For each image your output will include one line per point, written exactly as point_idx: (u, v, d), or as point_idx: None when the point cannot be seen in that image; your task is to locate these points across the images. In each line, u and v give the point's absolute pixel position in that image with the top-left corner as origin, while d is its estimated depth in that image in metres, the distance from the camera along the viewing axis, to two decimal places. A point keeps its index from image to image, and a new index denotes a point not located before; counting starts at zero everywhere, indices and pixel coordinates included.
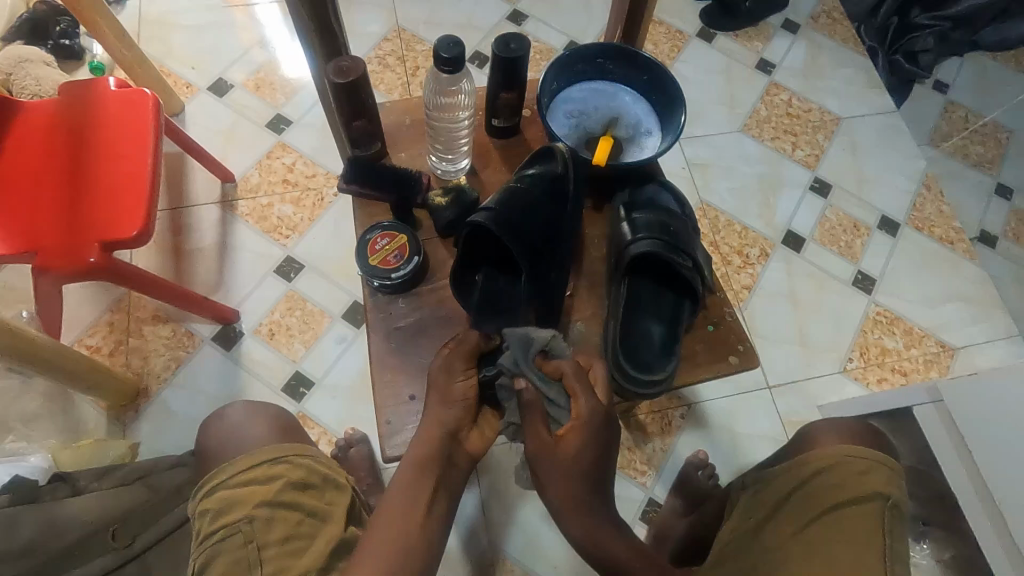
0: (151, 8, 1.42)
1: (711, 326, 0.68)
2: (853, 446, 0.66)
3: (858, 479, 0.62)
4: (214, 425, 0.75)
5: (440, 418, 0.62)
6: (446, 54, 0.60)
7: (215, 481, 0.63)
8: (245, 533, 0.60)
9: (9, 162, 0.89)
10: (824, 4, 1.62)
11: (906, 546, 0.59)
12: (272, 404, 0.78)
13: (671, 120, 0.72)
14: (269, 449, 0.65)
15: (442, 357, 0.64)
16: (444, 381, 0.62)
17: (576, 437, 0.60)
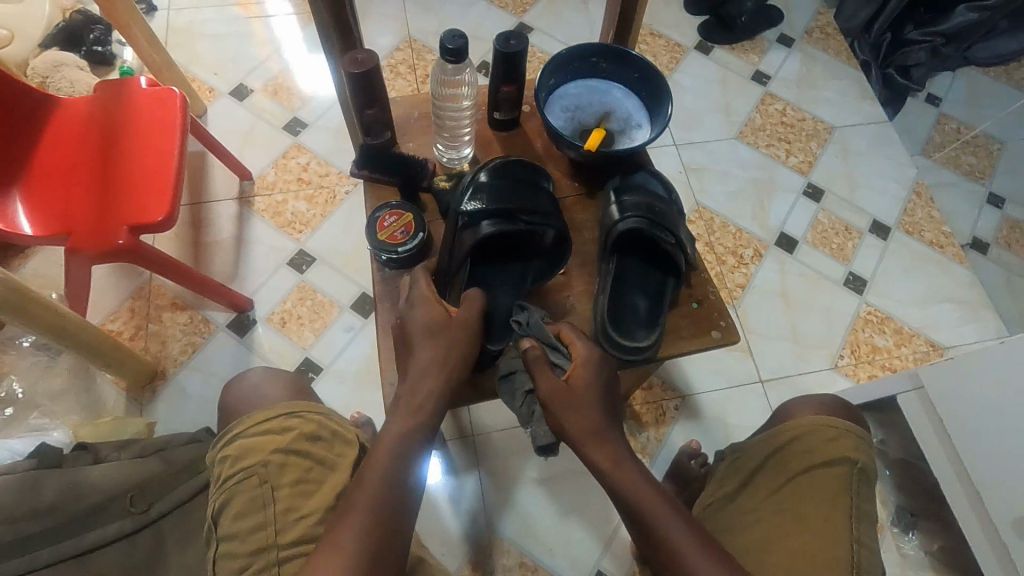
0: (178, 18, 1.51)
1: (695, 303, 0.73)
2: (823, 415, 0.72)
3: (827, 446, 0.68)
4: (236, 388, 0.81)
5: (432, 370, 0.66)
6: (451, 46, 0.66)
7: (235, 431, 0.71)
8: (261, 475, 0.67)
9: (48, 153, 0.96)
10: (818, 20, 1.68)
11: (867, 503, 0.67)
12: (289, 370, 0.84)
13: (659, 113, 0.78)
14: (282, 406, 0.73)
15: (428, 311, 0.68)
16: (437, 329, 0.67)
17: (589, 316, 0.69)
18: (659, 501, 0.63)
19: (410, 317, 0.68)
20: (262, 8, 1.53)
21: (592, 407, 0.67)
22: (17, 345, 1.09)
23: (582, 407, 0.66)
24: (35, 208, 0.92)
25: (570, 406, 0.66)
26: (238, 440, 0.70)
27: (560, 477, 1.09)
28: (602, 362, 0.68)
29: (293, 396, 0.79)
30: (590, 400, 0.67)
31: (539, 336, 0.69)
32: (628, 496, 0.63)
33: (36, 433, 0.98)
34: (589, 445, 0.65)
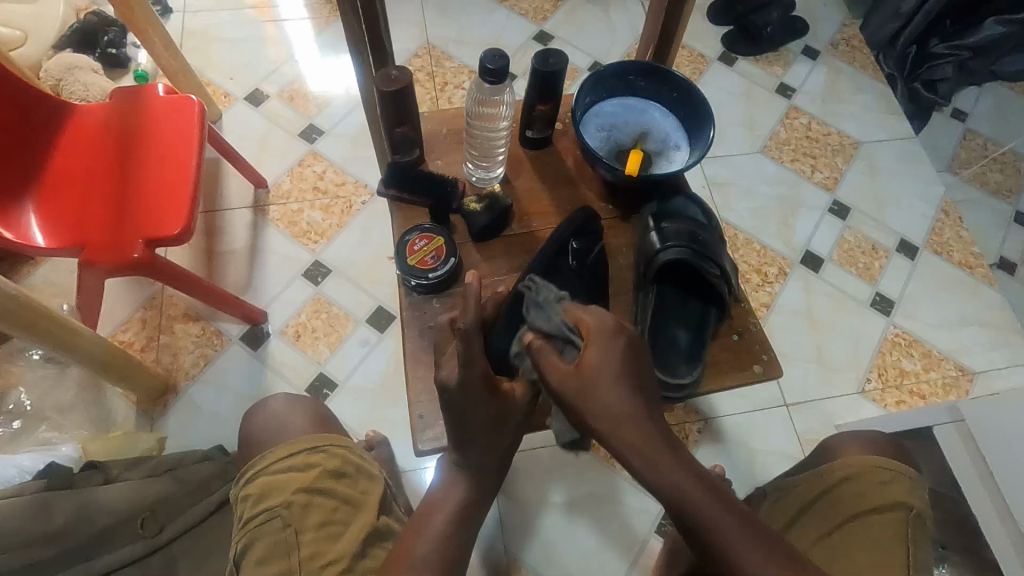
0: (193, 21, 1.48)
1: (736, 335, 0.71)
2: (871, 456, 0.71)
3: (881, 489, 0.67)
4: (255, 418, 0.80)
5: (496, 437, 0.61)
6: (492, 65, 0.63)
7: (258, 467, 0.69)
8: (284, 517, 0.66)
9: (62, 161, 0.94)
10: (844, 32, 1.65)
11: (923, 551, 0.64)
12: (309, 397, 0.83)
13: (699, 135, 0.75)
14: (304, 441, 0.71)
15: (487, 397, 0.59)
16: (497, 416, 0.60)
17: (593, 348, 0.58)
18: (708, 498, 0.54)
19: (467, 416, 0.58)
20: (278, 11, 1.50)
21: (611, 385, 0.57)
22: (26, 357, 1.06)
23: (598, 390, 0.57)
24: (49, 218, 0.89)
25: (583, 394, 0.57)
26: (259, 478, 0.69)
27: (580, 501, 1.06)
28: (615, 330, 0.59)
29: (317, 426, 0.79)
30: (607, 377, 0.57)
31: (540, 327, 0.62)
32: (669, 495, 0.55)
33: (45, 449, 0.95)
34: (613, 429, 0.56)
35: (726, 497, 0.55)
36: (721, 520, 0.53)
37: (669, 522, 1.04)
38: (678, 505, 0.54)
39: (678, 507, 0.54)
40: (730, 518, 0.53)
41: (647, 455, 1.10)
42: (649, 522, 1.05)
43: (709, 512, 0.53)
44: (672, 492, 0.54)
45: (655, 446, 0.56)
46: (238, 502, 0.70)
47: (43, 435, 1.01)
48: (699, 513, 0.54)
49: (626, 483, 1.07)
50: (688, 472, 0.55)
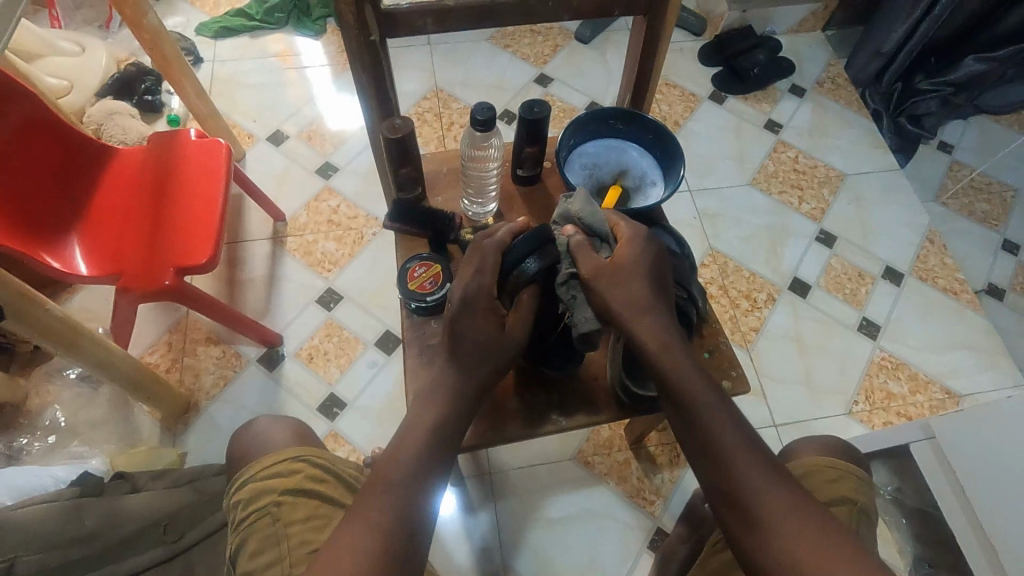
0: (221, 69, 1.62)
1: (707, 353, 0.78)
2: (823, 456, 0.76)
3: (829, 486, 0.72)
4: (243, 437, 0.82)
5: (475, 363, 0.65)
6: (480, 117, 0.72)
7: (245, 475, 0.73)
8: (273, 514, 0.70)
9: (104, 200, 1.04)
10: (830, 71, 1.74)
11: (866, 543, 0.70)
12: (292, 417, 0.84)
13: (673, 172, 0.83)
14: (288, 449, 0.75)
15: (481, 320, 0.64)
16: (493, 335, 0.65)
17: (627, 248, 0.67)
18: (719, 408, 0.60)
19: (460, 332, 0.64)
20: (299, 59, 1.63)
21: (640, 280, 0.65)
22: (62, 376, 1.15)
23: (629, 282, 0.65)
24: (91, 250, 0.99)
25: (614, 283, 0.65)
26: (248, 484, 0.73)
27: (575, 517, 1.11)
28: (647, 238, 0.69)
29: (299, 441, 0.80)
30: (637, 273, 0.65)
31: (585, 220, 0.69)
32: (679, 381, 0.61)
33: (77, 461, 1.03)
34: (632, 318, 0.63)
35: (745, 425, 0.60)
36: (723, 427, 0.59)
37: (662, 538, 1.09)
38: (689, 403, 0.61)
39: (679, 397, 0.61)
40: (732, 425, 0.59)
41: (639, 473, 1.15)
42: (642, 538, 1.09)
43: (720, 428, 0.59)
44: (693, 401, 0.61)
45: (674, 350, 0.63)
46: (230, 509, 0.74)
47: (75, 449, 1.09)
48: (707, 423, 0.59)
49: (620, 500, 1.12)
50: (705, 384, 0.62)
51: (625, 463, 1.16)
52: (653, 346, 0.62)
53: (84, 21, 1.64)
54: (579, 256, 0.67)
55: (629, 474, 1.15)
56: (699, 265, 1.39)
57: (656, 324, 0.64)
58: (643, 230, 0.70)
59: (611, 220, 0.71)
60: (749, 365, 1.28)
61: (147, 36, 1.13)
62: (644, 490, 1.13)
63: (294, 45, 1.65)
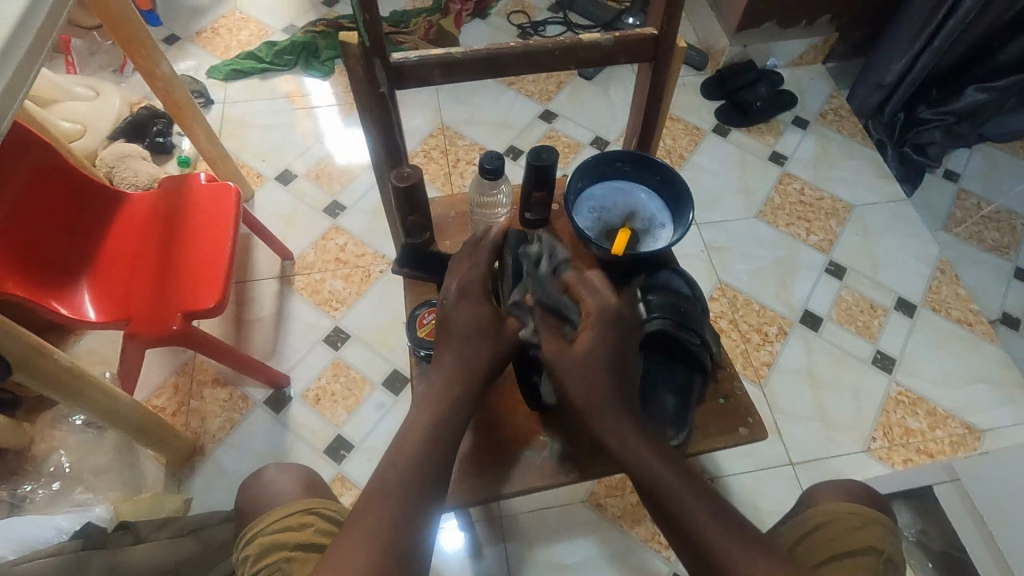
0: (232, 110, 1.64)
1: (722, 399, 0.76)
2: (845, 503, 0.74)
3: (852, 534, 0.70)
4: (250, 486, 0.79)
5: (468, 353, 0.66)
6: (490, 166, 0.73)
7: (256, 528, 0.70)
8: (283, 570, 0.66)
9: (113, 244, 1.05)
10: (832, 102, 1.75)
11: None
12: (303, 463, 0.82)
13: (682, 214, 0.82)
14: (300, 502, 0.72)
15: (472, 308, 0.68)
16: (487, 326, 0.67)
17: (587, 336, 0.65)
18: (685, 486, 0.58)
19: (450, 320, 0.67)
20: (308, 100, 1.66)
21: (597, 371, 0.64)
22: (68, 422, 1.14)
23: (588, 375, 0.63)
24: (100, 296, 0.99)
25: (571, 374, 0.64)
26: (258, 539, 0.70)
27: (587, 563, 1.08)
28: (612, 320, 0.66)
29: (308, 491, 0.77)
30: (597, 361, 0.64)
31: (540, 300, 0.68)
32: (643, 472, 0.60)
33: (81, 508, 1.01)
34: (592, 413, 0.63)
35: (716, 499, 0.58)
36: (701, 518, 0.56)
37: None
38: (654, 493, 0.59)
39: (646, 486, 0.60)
40: (702, 506, 0.57)
41: (654, 516, 1.12)
42: None
43: (690, 512, 0.57)
44: (659, 491, 0.59)
45: (629, 434, 0.61)
46: (240, 563, 0.71)
47: (79, 496, 1.07)
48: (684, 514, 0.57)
49: (633, 544, 1.09)
50: (667, 467, 0.59)
51: (638, 504, 1.13)
52: (609, 439, 0.62)
53: (99, 67, 1.68)
54: (544, 332, 0.67)
55: (642, 517, 1.12)
56: (709, 299, 1.38)
57: (617, 414, 0.62)
58: (610, 305, 0.67)
59: (573, 289, 0.69)
60: (763, 401, 1.26)
61: (159, 83, 1.14)
62: (658, 534, 1.10)
63: (303, 86, 1.69)
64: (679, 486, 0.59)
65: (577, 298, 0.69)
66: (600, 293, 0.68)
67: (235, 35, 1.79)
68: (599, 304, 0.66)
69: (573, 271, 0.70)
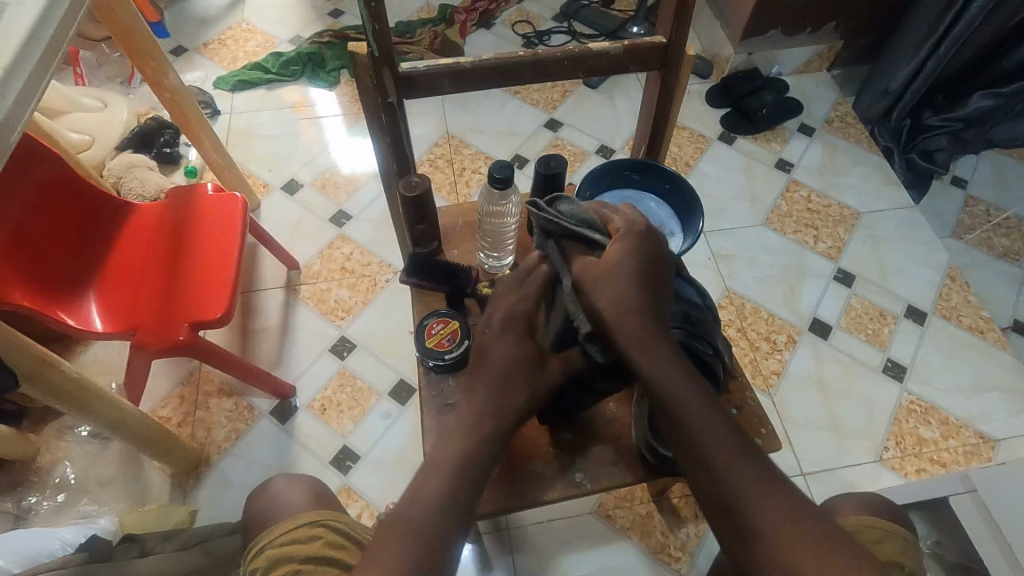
0: (238, 121, 1.65)
1: (735, 409, 0.75)
2: (865, 516, 0.73)
3: (873, 547, 0.68)
4: (257, 498, 0.78)
5: (506, 387, 0.67)
6: (498, 175, 0.72)
7: (262, 542, 0.70)
8: None
9: (121, 255, 1.05)
10: (838, 109, 1.74)
11: None
12: (309, 475, 0.81)
13: (691, 222, 0.82)
14: (307, 515, 0.71)
15: (511, 344, 0.70)
16: (528, 360, 0.69)
17: (617, 248, 0.67)
18: (706, 412, 0.60)
19: (489, 352, 0.70)
20: (315, 109, 1.67)
21: (625, 283, 0.65)
22: (74, 433, 1.14)
23: (615, 288, 0.65)
24: (107, 306, 0.99)
25: (600, 284, 0.66)
26: (265, 552, 0.69)
27: None
28: (643, 238, 0.68)
29: (315, 502, 0.76)
30: (625, 279, 0.65)
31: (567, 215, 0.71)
32: (662, 384, 0.61)
33: (86, 521, 1.00)
34: (618, 328, 0.64)
35: (735, 433, 0.60)
36: (723, 455, 0.58)
37: None
38: (672, 408, 0.61)
39: (667, 403, 0.61)
40: (721, 434, 0.59)
41: (664, 527, 1.10)
42: None
43: (708, 437, 0.59)
44: (678, 410, 0.60)
45: (657, 351, 0.62)
46: None
47: (84, 507, 1.07)
48: (703, 443, 0.59)
49: (643, 556, 1.08)
50: (691, 386, 0.61)
51: (648, 516, 1.11)
52: (635, 348, 0.63)
53: (106, 78, 1.69)
54: (569, 255, 0.70)
55: (652, 529, 1.10)
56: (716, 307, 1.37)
57: (646, 330, 0.63)
58: (643, 227, 0.69)
59: (601, 216, 0.72)
60: (773, 410, 1.24)
61: (167, 94, 1.15)
62: (669, 546, 1.08)
63: (310, 96, 1.69)
64: (700, 409, 0.60)
65: (606, 222, 0.71)
66: (630, 216, 0.70)
67: (241, 46, 1.81)
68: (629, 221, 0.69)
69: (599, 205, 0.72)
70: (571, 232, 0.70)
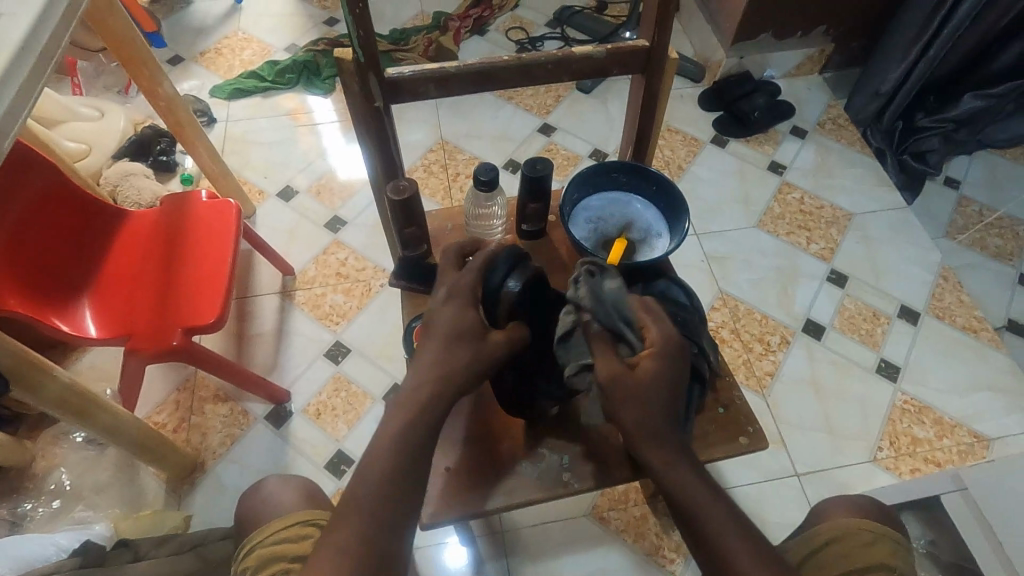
0: (234, 128, 1.66)
1: (722, 408, 0.76)
2: (856, 518, 0.73)
3: (863, 550, 0.69)
4: (248, 500, 0.79)
5: (452, 357, 0.60)
6: (484, 177, 0.73)
7: (253, 540, 0.70)
8: None
9: (115, 261, 1.06)
10: (830, 112, 1.75)
11: None
12: (301, 476, 0.82)
13: (678, 223, 0.83)
14: (298, 514, 0.72)
15: (456, 311, 0.61)
16: (475, 335, 0.61)
17: (650, 362, 0.62)
18: (725, 516, 0.58)
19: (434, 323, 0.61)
20: (311, 116, 1.68)
21: (655, 398, 0.61)
22: (69, 439, 1.14)
23: (645, 401, 0.60)
24: (101, 312, 1.00)
25: (627, 397, 0.60)
26: (256, 551, 0.69)
27: None
28: (675, 349, 0.63)
29: (307, 502, 0.77)
30: (653, 392, 0.61)
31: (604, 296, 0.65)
32: (680, 494, 0.59)
33: (82, 526, 1.01)
34: (643, 441, 0.60)
35: (757, 538, 0.57)
36: (745, 560, 0.55)
37: None
38: (692, 517, 0.58)
39: (688, 512, 0.58)
40: (744, 543, 0.56)
41: (658, 529, 1.10)
42: None
43: (730, 544, 0.56)
44: (701, 522, 0.58)
45: (676, 461, 0.60)
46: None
47: (79, 513, 1.07)
48: (722, 545, 0.57)
49: (637, 558, 1.08)
50: (710, 489, 0.59)
51: (642, 517, 1.11)
52: (657, 463, 0.59)
53: (104, 88, 1.71)
54: (597, 355, 0.63)
55: (646, 530, 1.10)
56: (710, 309, 1.38)
57: (663, 439, 0.60)
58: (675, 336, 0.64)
59: (639, 317, 0.65)
60: (766, 411, 1.25)
61: (162, 102, 1.16)
62: (663, 548, 1.08)
63: (305, 103, 1.71)
64: (723, 519, 0.58)
65: (641, 324, 0.65)
66: (665, 325, 0.64)
67: (237, 55, 1.82)
68: (666, 331, 0.63)
69: (639, 302, 0.66)
70: (606, 325, 0.64)
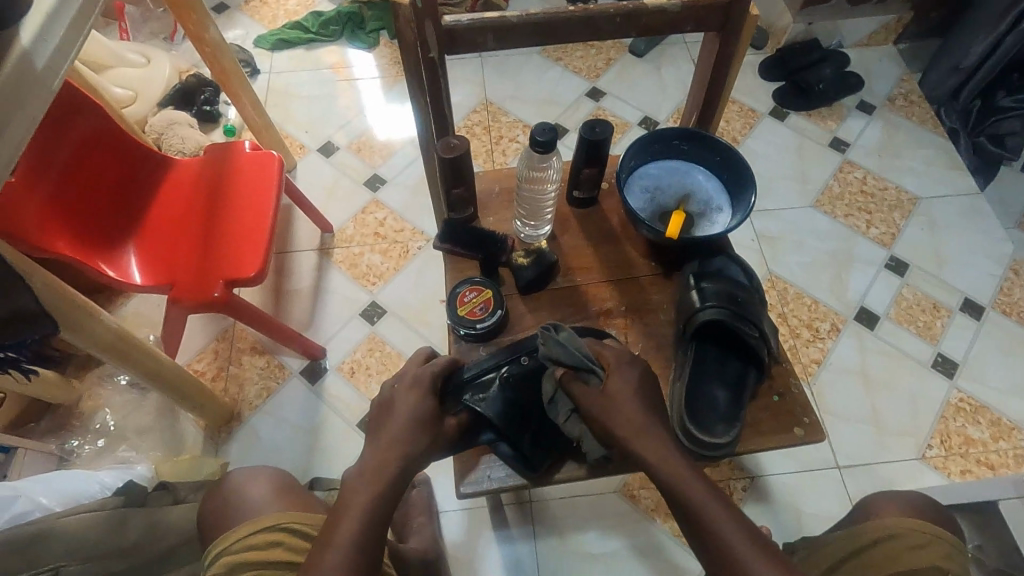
0: (276, 81, 1.64)
1: (776, 396, 0.72)
2: (910, 518, 0.69)
3: (913, 553, 0.65)
4: (217, 495, 0.79)
5: (400, 439, 0.62)
6: (541, 137, 0.69)
7: (221, 547, 0.70)
8: None
9: (159, 209, 1.06)
10: (902, 86, 1.63)
11: None
12: (268, 466, 0.83)
13: (741, 198, 0.78)
14: (270, 516, 0.71)
15: (416, 398, 0.65)
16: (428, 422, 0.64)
17: (617, 378, 0.65)
18: (715, 500, 0.58)
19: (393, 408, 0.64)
20: (352, 71, 1.65)
21: (634, 404, 0.64)
22: (113, 382, 1.17)
23: (622, 404, 0.64)
24: (146, 260, 1.00)
25: (605, 407, 0.64)
26: (224, 558, 0.69)
27: (616, 553, 1.06)
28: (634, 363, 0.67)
29: (278, 494, 0.78)
30: (626, 397, 0.64)
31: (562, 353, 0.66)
32: (673, 485, 0.59)
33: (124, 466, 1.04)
34: (631, 437, 0.62)
35: (749, 524, 0.58)
36: (741, 543, 0.56)
37: None
38: (687, 504, 0.59)
39: (681, 503, 0.59)
40: (737, 527, 0.57)
41: None
42: None
43: (723, 526, 0.57)
44: (696, 510, 0.58)
45: (668, 451, 0.61)
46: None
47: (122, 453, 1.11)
48: (717, 531, 0.57)
49: (665, 539, 1.06)
50: (700, 478, 0.60)
51: None
52: (652, 458, 0.61)
53: (150, 34, 1.70)
54: (575, 392, 0.66)
55: None
56: None
57: (649, 438, 0.62)
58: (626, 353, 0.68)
59: (596, 350, 0.68)
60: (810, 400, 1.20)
61: (207, 49, 1.14)
62: None
63: (347, 57, 1.67)
64: (714, 506, 0.58)
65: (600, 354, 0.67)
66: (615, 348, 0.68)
67: (282, 4, 1.79)
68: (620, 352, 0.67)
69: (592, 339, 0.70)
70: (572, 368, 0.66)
